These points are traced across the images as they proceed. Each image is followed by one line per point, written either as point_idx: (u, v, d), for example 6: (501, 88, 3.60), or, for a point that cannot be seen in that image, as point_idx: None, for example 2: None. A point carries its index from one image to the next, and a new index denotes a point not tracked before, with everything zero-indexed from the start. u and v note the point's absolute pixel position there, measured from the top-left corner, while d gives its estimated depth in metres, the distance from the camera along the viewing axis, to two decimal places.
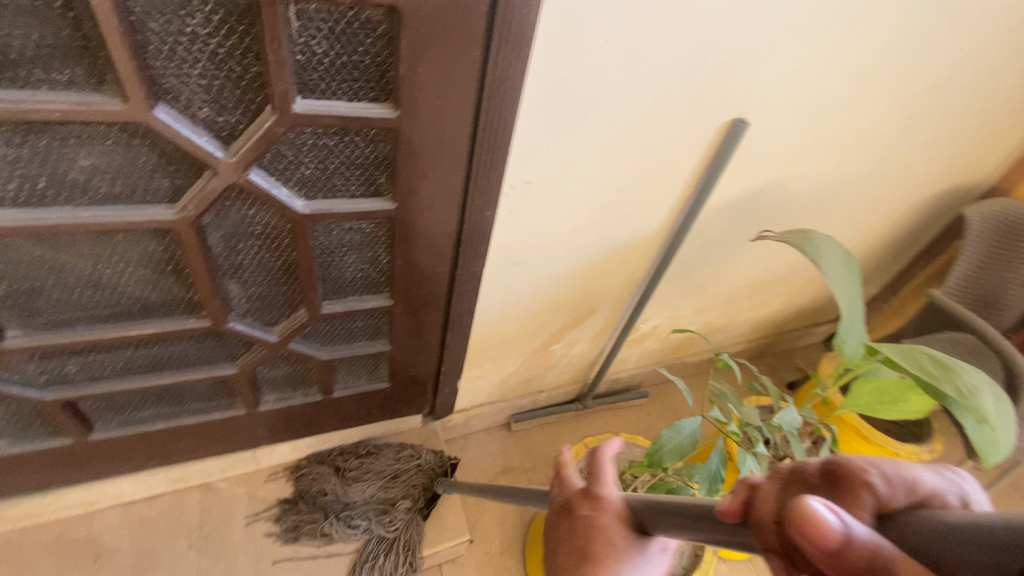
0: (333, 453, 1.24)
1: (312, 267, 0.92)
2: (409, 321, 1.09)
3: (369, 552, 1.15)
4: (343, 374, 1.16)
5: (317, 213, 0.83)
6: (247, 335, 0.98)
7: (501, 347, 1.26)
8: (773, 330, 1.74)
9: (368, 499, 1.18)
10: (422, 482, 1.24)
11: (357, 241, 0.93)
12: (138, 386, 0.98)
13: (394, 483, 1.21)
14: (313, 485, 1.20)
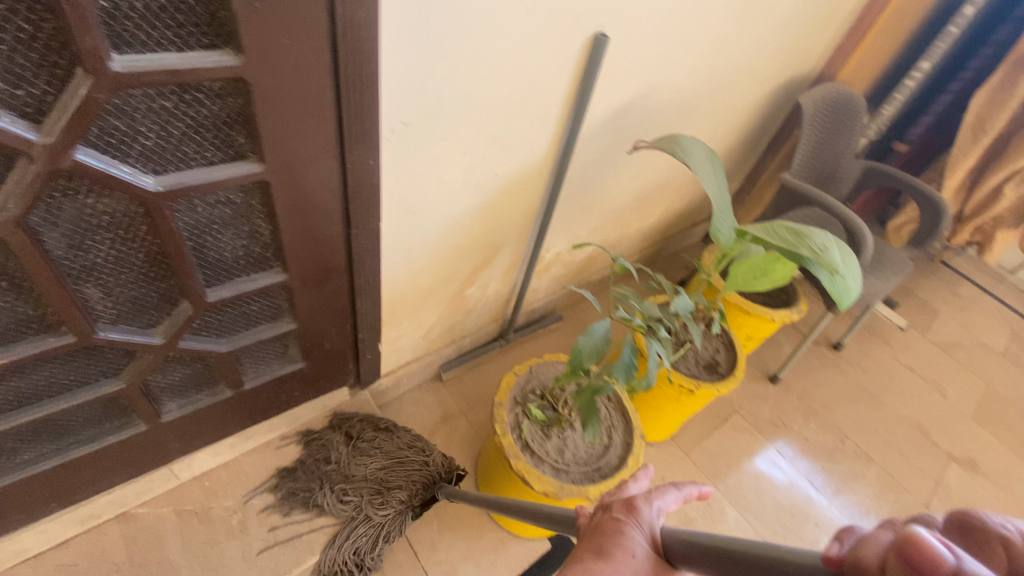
0: (351, 421, 1.16)
1: (185, 255, 0.69)
2: (312, 294, 0.89)
3: (350, 529, 1.04)
4: (250, 362, 0.94)
5: (175, 191, 0.63)
6: (125, 344, 0.74)
7: (417, 302, 1.16)
8: (663, 235, 1.84)
9: (367, 478, 1.09)
10: (426, 474, 1.11)
11: (229, 214, 0.71)
12: (8, 432, 0.74)
13: (394, 471, 1.10)
14: (321, 451, 1.12)
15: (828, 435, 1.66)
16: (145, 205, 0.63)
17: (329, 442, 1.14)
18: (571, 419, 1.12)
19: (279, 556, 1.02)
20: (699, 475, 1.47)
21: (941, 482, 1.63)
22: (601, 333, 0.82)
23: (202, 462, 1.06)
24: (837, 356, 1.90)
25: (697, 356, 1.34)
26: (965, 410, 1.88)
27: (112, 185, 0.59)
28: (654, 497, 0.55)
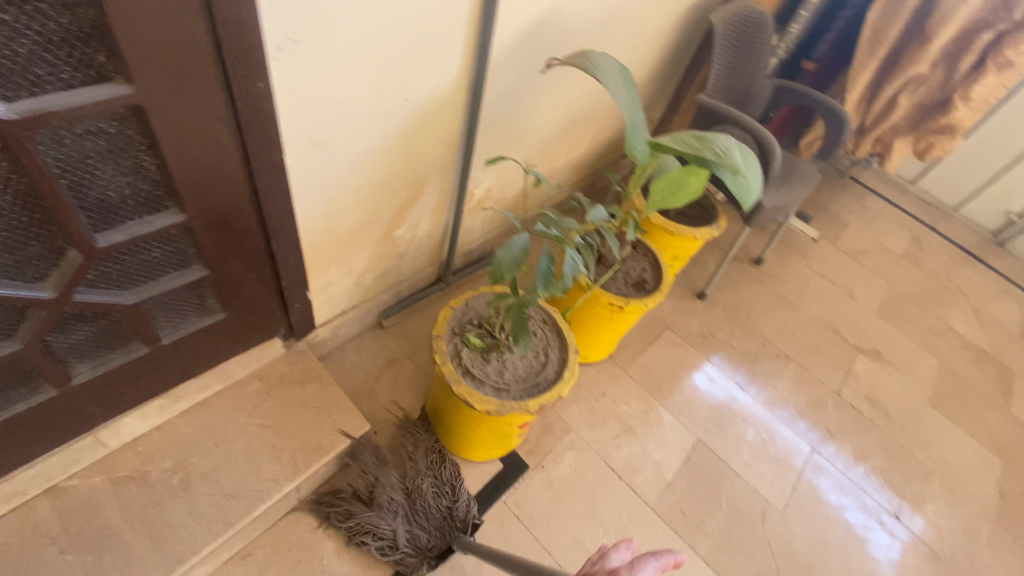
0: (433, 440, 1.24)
1: (61, 195, 0.64)
2: (219, 237, 0.85)
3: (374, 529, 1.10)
4: (163, 315, 0.90)
5: (34, 120, 0.57)
6: (12, 300, 0.69)
7: (344, 246, 1.13)
8: (593, 167, 1.87)
9: (414, 495, 1.15)
10: (456, 516, 1.16)
11: (105, 147, 0.66)
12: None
13: (436, 507, 1.15)
14: (403, 445, 1.21)
15: (751, 340, 1.81)
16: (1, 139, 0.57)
17: (420, 443, 1.23)
18: (508, 344, 1.15)
19: (228, 506, 1.01)
20: (638, 388, 1.57)
21: (849, 371, 1.83)
22: (519, 247, 0.79)
23: (132, 427, 1.02)
24: (757, 270, 2.05)
25: (624, 276, 1.40)
26: (870, 308, 2.09)
27: None
28: (634, 571, 0.52)
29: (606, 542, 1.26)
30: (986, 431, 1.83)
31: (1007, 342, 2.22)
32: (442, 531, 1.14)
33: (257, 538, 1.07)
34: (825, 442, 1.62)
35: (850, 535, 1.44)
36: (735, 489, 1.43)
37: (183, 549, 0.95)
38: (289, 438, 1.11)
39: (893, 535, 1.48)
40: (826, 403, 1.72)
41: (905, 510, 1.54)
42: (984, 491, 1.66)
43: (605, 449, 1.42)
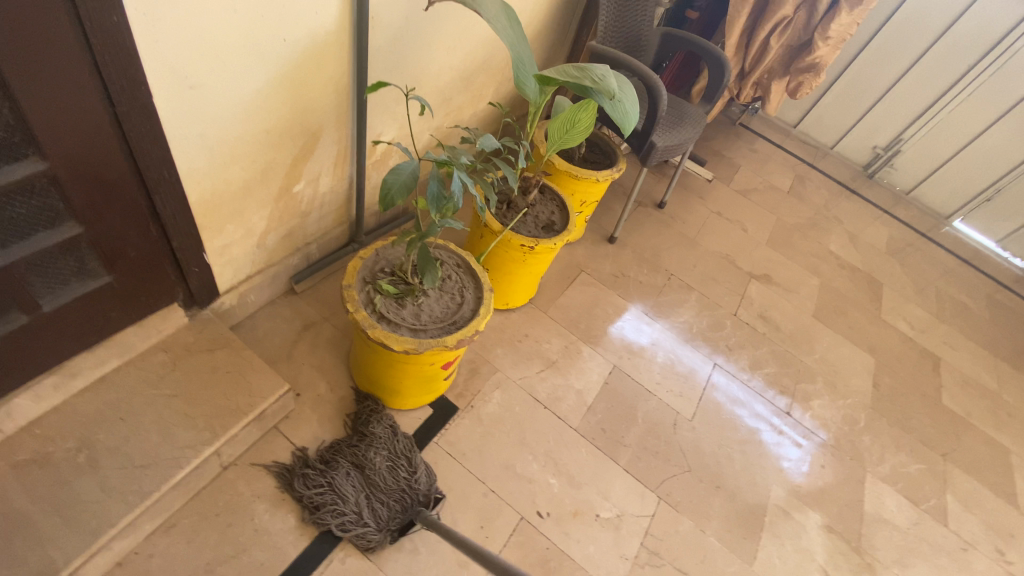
0: (390, 423, 1.25)
1: None
2: (89, 188, 0.81)
3: (330, 507, 1.10)
4: (38, 280, 0.85)
5: None
6: None
7: (239, 202, 1.09)
8: (498, 122, 1.90)
9: (376, 472, 1.16)
10: (417, 489, 1.17)
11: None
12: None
13: (397, 481, 1.17)
14: (359, 427, 1.23)
15: (658, 276, 1.95)
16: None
17: (381, 421, 1.24)
18: (423, 288, 1.17)
19: (143, 477, 0.98)
20: (557, 327, 1.66)
21: (745, 295, 2.03)
22: (407, 172, 0.83)
23: (21, 410, 0.95)
24: (661, 212, 2.20)
25: (534, 219, 1.45)
26: (761, 239, 2.31)
27: None
28: None
29: (537, 467, 1.34)
30: (860, 334, 2.11)
31: (875, 260, 2.53)
32: (402, 504, 1.15)
33: (180, 508, 1.05)
34: (732, 366, 1.78)
35: (758, 444, 1.60)
36: (649, 405, 1.57)
37: (98, 523, 0.92)
38: (203, 404, 1.08)
39: (798, 446, 1.65)
40: (725, 324, 1.90)
41: (805, 421, 1.72)
42: (859, 383, 1.91)
43: (529, 384, 1.50)
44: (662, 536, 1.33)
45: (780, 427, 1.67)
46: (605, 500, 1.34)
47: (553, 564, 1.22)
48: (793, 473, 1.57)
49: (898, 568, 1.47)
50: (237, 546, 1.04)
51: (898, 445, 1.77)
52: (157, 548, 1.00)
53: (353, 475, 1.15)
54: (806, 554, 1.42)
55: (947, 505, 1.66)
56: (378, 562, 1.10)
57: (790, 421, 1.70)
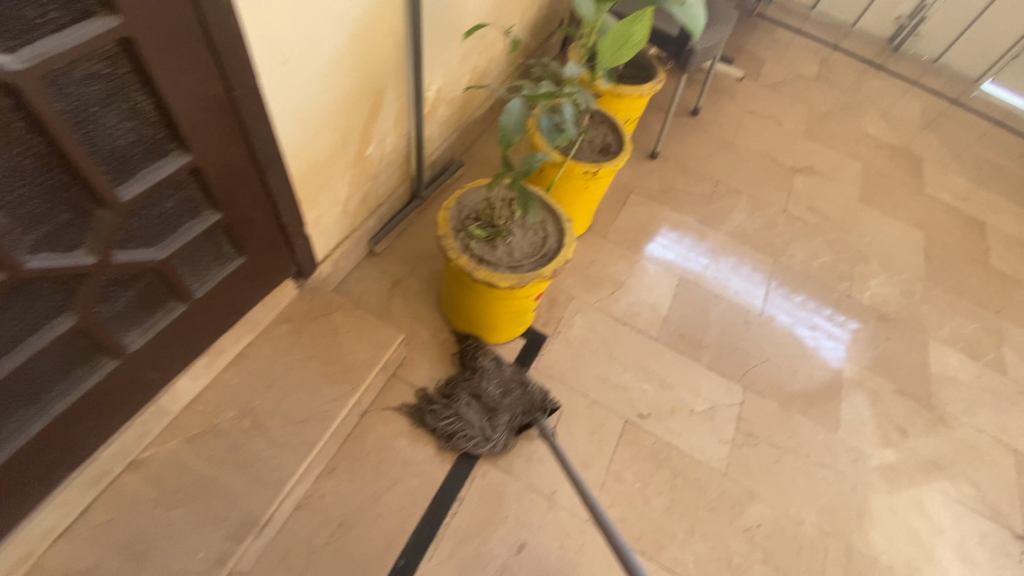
0: (491, 355, 1.35)
1: (78, 148, 0.61)
2: (224, 174, 0.83)
3: (463, 433, 1.22)
4: (189, 267, 0.89)
5: (39, 64, 0.53)
6: (59, 271, 0.67)
7: (325, 169, 1.14)
8: (525, 52, 1.87)
9: (492, 397, 1.27)
10: (533, 400, 1.29)
11: (103, 91, 0.62)
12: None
13: (512, 398, 1.28)
14: (466, 363, 1.34)
15: (704, 184, 1.98)
16: (6, 87, 0.53)
17: (485, 354, 1.34)
18: (508, 228, 1.22)
19: (304, 431, 1.10)
20: (619, 249, 1.73)
21: (792, 190, 2.05)
22: (518, 110, 0.84)
23: (186, 391, 1.06)
24: (695, 120, 2.19)
25: (590, 144, 1.47)
26: (797, 132, 2.30)
27: None
28: None
29: (629, 376, 1.46)
30: (906, 211, 2.14)
31: (912, 135, 2.51)
32: (523, 415, 1.27)
33: (335, 454, 1.18)
34: (758, 276, 1.77)
35: (792, 339, 1.64)
36: (719, 307, 1.66)
37: (280, 474, 1.04)
38: (334, 362, 1.19)
39: (834, 337, 1.68)
40: (778, 221, 1.94)
41: (839, 316, 1.74)
42: (912, 257, 1.97)
43: (605, 305, 1.59)
44: (753, 419, 1.45)
45: (815, 322, 1.70)
46: (696, 395, 1.46)
47: (663, 456, 1.34)
48: (834, 360, 1.62)
49: (966, 417, 1.59)
50: (392, 477, 1.18)
51: (954, 310, 1.85)
52: (327, 489, 1.14)
53: (473, 402, 1.27)
54: (883, 416, 1.54)
55: (1005, 357, 1.77)
56: (512, 473, 1.24)
57: (825, 315, 1.73)
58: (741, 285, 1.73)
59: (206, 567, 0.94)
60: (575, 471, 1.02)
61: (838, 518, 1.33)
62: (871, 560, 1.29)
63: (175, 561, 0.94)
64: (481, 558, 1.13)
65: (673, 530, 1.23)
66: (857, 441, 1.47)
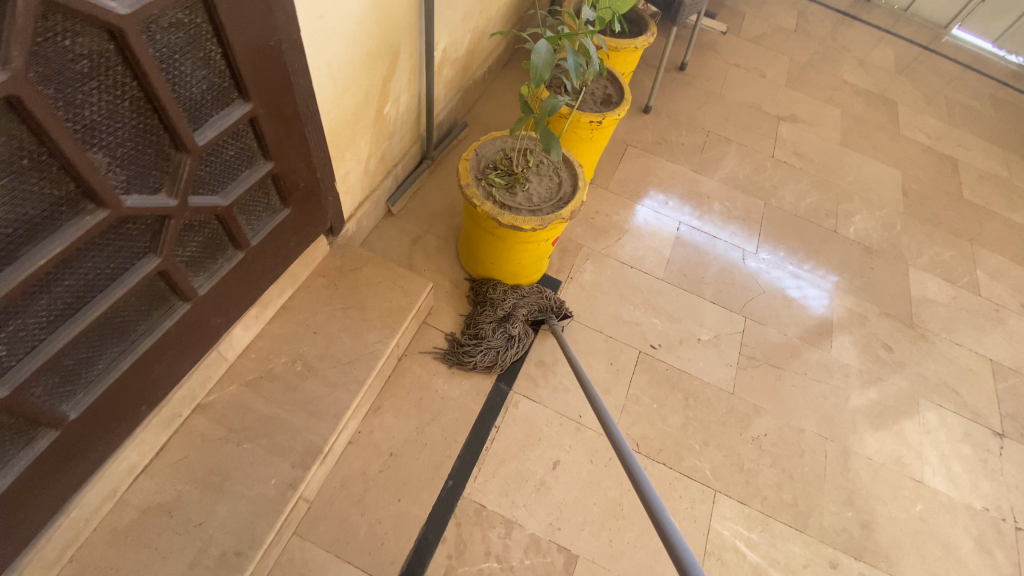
0: (501, 282, 1.44)
1: (165, 92, 0.67)
2: (275, 124, 0.90)
3: (494, 357, 1.35)
4: (245, 215, 0.96)
5: (140, 11, 0.59)
6: (147, 211, 0.74)
7: (351, 127, 1.20)
8: (518, 14, 1.93)
9: (510, 315, 1.39)
10: (547, 305, 1.44)
11: (183, 40, 0.68)
12: (74, 343, 0.74)
13: (529, 304, 1.42)
14: (481, 294, 1.44)
15: (696, 135, 2.08)
16: (111, 31, 0.59)
17: (498, 285, 1.44)
18: (525, 175, 1.30)
19: (353, 370, 1.19)
20: (621, 198, 1.83)
21: (778, 137, 2.16)
22: (545, 51, 0.93)
23: (240, 339, 1.13)
24: (682, 76, 2.28)
25: (592, 95, 1.55)
26: (780, 82, 2.40)
27: (85, 15, 0.55)
28: None
29: (639, 312, 1.57)
30: (885, 152, 2.26)
31: (887, 81, 2.62)
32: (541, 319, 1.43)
33: (379, 394, 1.28)
34: (742, 232, 1.84)
35: (773, 290, 1.71)
36: (717, 248, 1.78)
37: (336, 408, 1.14)
38: (372, 309, 1.27)
39: (819, 288, 1.76)
40: (766, 165, 2.06)
41: (819, 270, 1.80)
42: (891, 194, 2.11)
43: (612, 250, 1.70)
44: (755, 344, 1.58)
45: (798, 273, 1.78)
46: (702, 326, 1.58)
47: (677, 380, 1.47)
48: (819, 309, 1.70)
49: (945, 333, 1.75)
50: (433, 411, 1.29)
51: (932, 240, 2.00)
52: (375, 424, 1.24)
53: (495, 328, 1.38)
54: (870, 335, 1.68)
55: (978, 280, 1.92)
56: (541, 401, 1.36)
57: (807, 269, 1.80)
58: (725, 244, 1.79)
59: (280, 491, 1.03)
60: (580, 366, 1.07)
61: (835, 424, 1.48)
62: (866, 458, 1.44)
63: (250, 488, 1.02)
64: (522, 475, 1.24)
65: (689, 442, 1.36)
66: (848, 358, 1.62)
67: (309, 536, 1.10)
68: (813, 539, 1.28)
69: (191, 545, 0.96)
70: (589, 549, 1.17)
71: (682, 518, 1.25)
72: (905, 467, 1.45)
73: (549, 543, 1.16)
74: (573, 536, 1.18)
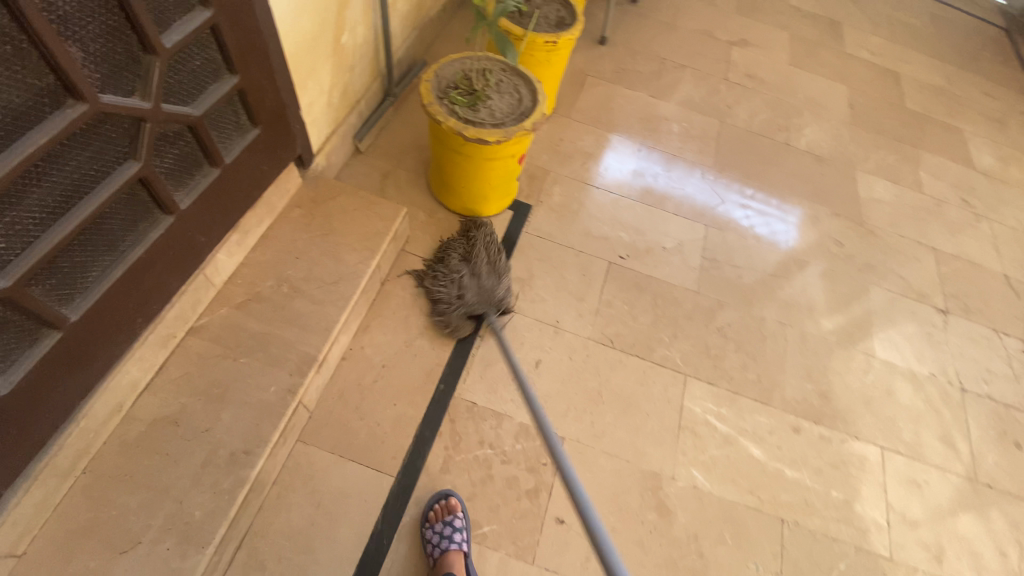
0: (494, 240, 1.40)
1: None
2: (238, 36, 0.94)
3: (435, 291, 1.34)
4: (216, 132, 1.00)
5: None
6: (123, 111, 0.77)
7: (311, 53, 1.23)
8: None
9: (473, 269, 1.34)
10: (489, 299, 1.33)
11: None
12: (68, 242, 0.79)
13: (482, 281, 1.33)
14: (466, 233, 1.42)
15: (652, 62, 2.14)
16: None
17: (483, 236, 1.40)
18: (486, 93, 1.35)
19: (338, 288, 1.24)
20: (584, 126, 1.89)
21: (730, 61, 2.24)
22: None
23: (225, 265, 1.18)
24: (635, 8, 2.33)
25: (546, 18, 1.59)
26: (730, 10, 2.46)
27: None
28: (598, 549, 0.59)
29: (607, 227, 1.65)
30: (831, 69, 2.36)
31: (833, 4, 2.71)
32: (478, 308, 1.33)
33: (366, 315, 1.34)
34: (709, 177, 1.86)
35: (735, 225, 1.75)
36: (677, 166, 1.86)
37: (326, 322, 1.20)
38: (350, 233, 1.32)
39: (787, 223, 1.80)
40: (720, 88, 2.13)
41: (785, 206, 1.85)
42: (839, 107, 2.21)
43: (578, 174, 1.77)
44: (716, 248, 1.68)
45: (765, 211, 1.81)
46: (667, 236, 1.67)
47: (647, 285, 1.56)
48: (785, 242, 1.75)
49: (891, 228, 1.88)
50: (419, 326, 1.36)
51: (877, 146, 2.11)
52: (364, 342, 1.31)
53: (459, 268, 1.34)
54: (822, 234, 1.80)
55: (921, 179, 2.05)
56: (521, 312, 1.44)
57: (774, 206, 1.84)
58: (692, 189, 1.81)
59: (280, 396, 1.10)
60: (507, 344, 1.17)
61: (793, 313, 1.60)
62: (822, 339, 1.56)
63: (252, 396, 1.09)
64: (507, 375, 1.33)
65: (659, 336, 1.47)
66: (803, 255, 1.73)
67: (313, 441, 1.17)
68: (776, 409, 1.41)
69: (200, 449, 1.02)
70: (573, 432, 1.28)
71: (657, 400, 1.36)
72: (857, 345, 1.58)
73: (537, 430, 1.27)
74: (558, 422, 1.28)
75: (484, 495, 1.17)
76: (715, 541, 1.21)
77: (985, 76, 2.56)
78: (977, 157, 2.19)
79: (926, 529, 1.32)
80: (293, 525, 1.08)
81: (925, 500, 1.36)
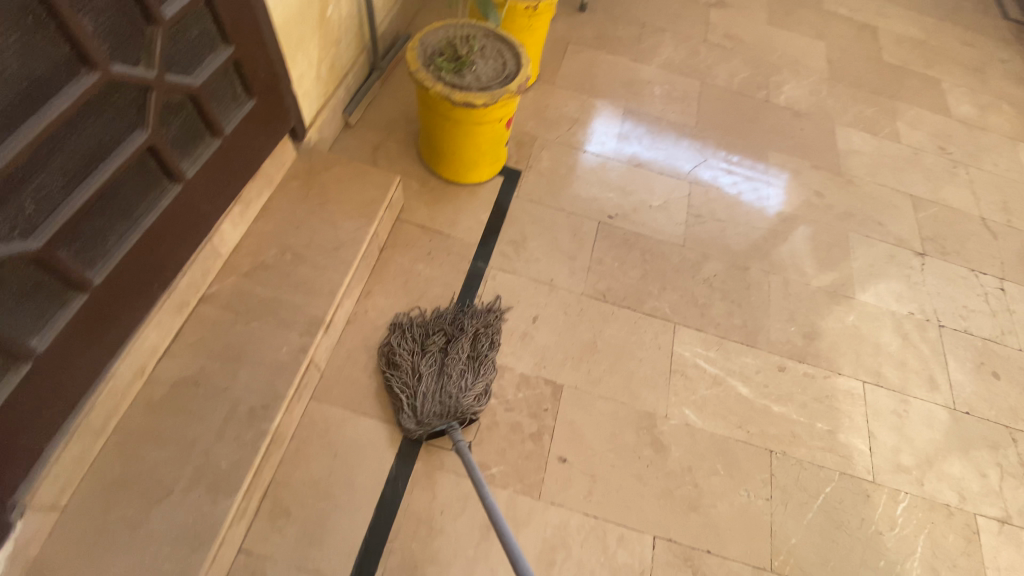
0: (484, 337, 1.29)
1: None
2: (231, 7, 0.98)
3: (403, 376, 1.21)
4: (215, 103, 1.04)
5: None
6: (132, 80, 0.82)
7: (299, 26, 1.27)
8: None
9: (450, 367, 1.21)
10: (457, 409, 1.16)
11: None
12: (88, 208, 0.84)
13: (456, 384, 1.18)
14: (453, 324, 1.30)
15: (632, 27, 2.17)
16: None
17: (469, 332, 1.28)
18: (471, 58, 1.39)
19: (340, 254, 1.30)
20: (568, 92, 1.93)
21: (709, 23, 2.27)
22: None
23: (230, 235, 1.23)
24: None
25: None
26: None
27: None
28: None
29: (595, 188, 1.71)
30: (809, 26, 2.40)
31: None
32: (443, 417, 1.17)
33: (368, 281, 1.40)
34: (696, 146, 1.89)
35: (719, 184, 1.80)
36: (661, 128, 1.91)
37: (330, 286, 1.25)
38: (348, 202, 1.37)
39: (775, 188, 1.84)
40: (700, 49, 2.17)
41: (772, 170, 1.89)
42: (817, 63, 2.25)
43: (565, 138, 1.81)
44: (700, 204, 1.74)
45: (752, 176, 1.85)
46: (653, 194, 1.73)
47: (635, 241, 1.62)
48: (774, 208, 1.79)
49: (869, 177, 1.94)
50: (419, 289, 1.42)
51: (855, 99, 2.17)
52: (368, 306, 1.37)
53: (434, 362, 1.23)
54: (803, 186, 1.86)
55: (898, 129, 2.11)
56: (516, 271, 1.50)
57: (761, 170, 1.88)
58: (679, 157, 1.85)
59: (293, 355, 1.16)
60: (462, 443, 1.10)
61: (776, 262, 1.67)
62: (805, 285, 1.64)
63: (266, 356, 1.15)
64: (506, 331, 1.39)
65: (649, 289, 1.53)
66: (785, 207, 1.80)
67: (325, 399, 1.24)
68: (763, 351, 1.49)
69: (222, 406, 1.08)
70: (571, 380, 1.35)
71: (649, 347, 1.43)
72: (838, 288, 1.66)
73: (537, 379, 1.34)
74: (556, 371, 1.36)
75: (490, 440, 1.25)
76: (708, 472, 1.29)
77: (961, 26, 2.60)
78: (954, 106, 2.24)
79: (905, 452, 1.41)
80: (313, 475, 1.15)
81: (904, 428, 1.45)
